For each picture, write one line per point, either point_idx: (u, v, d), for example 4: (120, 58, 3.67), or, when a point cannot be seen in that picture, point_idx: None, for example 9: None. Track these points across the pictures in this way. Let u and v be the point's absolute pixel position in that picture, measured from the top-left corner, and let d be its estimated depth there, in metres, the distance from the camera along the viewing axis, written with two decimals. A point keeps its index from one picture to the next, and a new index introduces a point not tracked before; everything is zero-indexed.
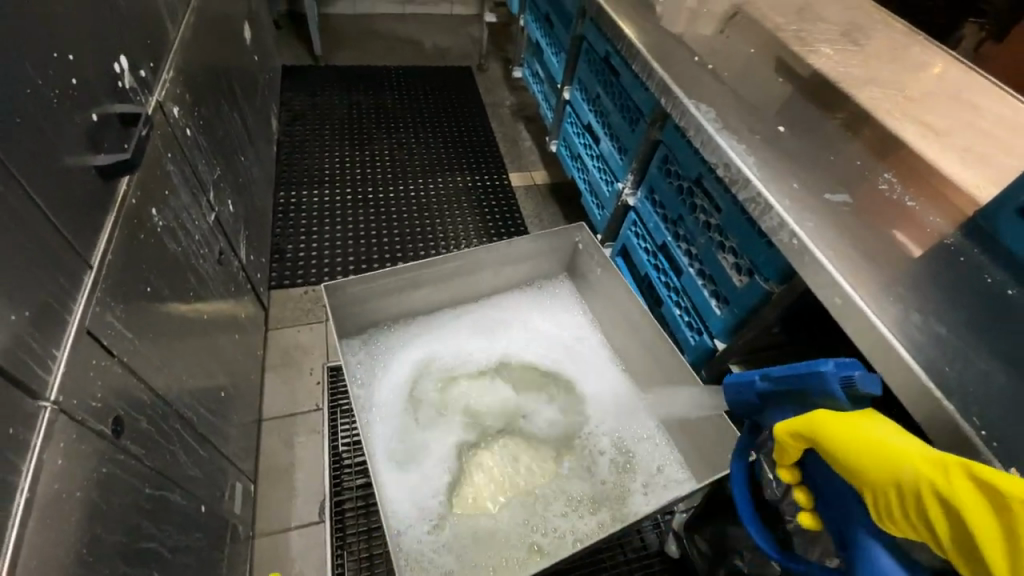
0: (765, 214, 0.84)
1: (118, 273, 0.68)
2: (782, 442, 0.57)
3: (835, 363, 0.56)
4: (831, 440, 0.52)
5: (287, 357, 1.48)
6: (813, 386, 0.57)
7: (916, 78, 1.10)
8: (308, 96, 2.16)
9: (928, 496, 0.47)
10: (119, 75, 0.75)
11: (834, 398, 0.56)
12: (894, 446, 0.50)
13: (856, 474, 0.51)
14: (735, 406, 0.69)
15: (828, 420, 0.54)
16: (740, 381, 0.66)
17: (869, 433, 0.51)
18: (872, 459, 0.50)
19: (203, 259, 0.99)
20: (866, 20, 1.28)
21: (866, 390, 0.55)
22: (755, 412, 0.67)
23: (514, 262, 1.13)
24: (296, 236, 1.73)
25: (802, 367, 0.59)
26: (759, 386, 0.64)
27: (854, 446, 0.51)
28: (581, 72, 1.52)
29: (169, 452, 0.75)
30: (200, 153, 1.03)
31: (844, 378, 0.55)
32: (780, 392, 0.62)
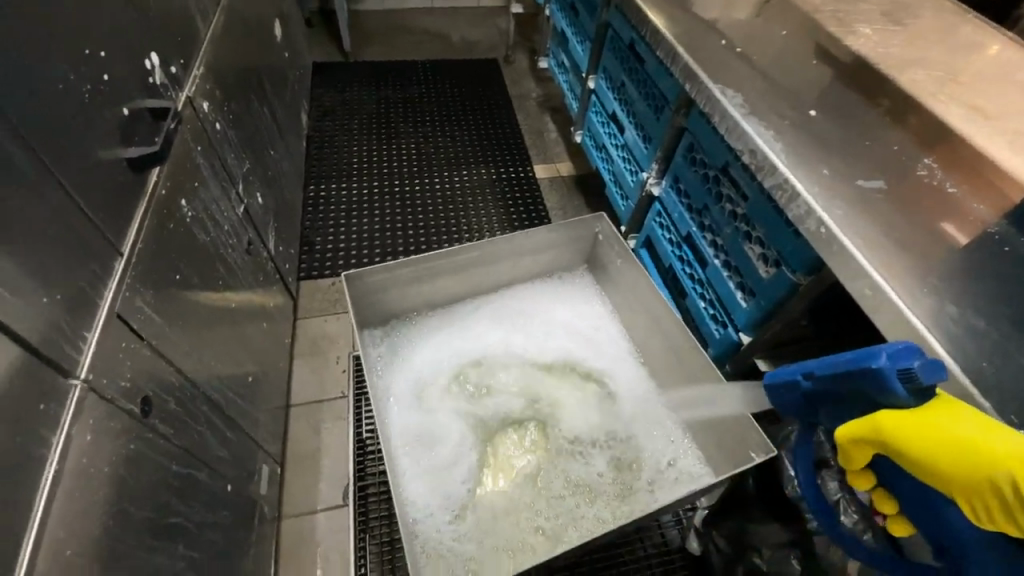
0: (791, 201, 0.81)
1: (148, 260, 0.71)
2: (846, 447, 0.52)
3: (889, 354, 0.50)
4: (904, 441, 0.48)
5: (315, 346, 1.52)
6: (867, 383, 0.51)
7: (965, 59, 1.03)
8: (337, 92, 2.20)
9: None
10: (149, 72, 0.78)
11: (894, 395, 0.50)
12: (978, 444, 0.45)
13: (938, 476, 0.47)
14: (780, 407, 0.63)
15: (894, 420, 0.49)
16: (782, 382, 0.60)
17: (946, 431, 0.47)
18: (956, 460, 0.46)
19: (232, 249, 1.03)
20: None
21: (928, 379, 0.49)
22: (803, 413, 0.61)
23: (533, 254, 1.12)
24: (325, 229, 1.77)
25: (850, 363, 0.52)
26: (804, 387, 0.58)
27: (933, 446, 0.47)
28: (606, 60, 1.49)
29: (196, 433, 0.78)
30: (229, 147, 1.06)
31: (901, 370, 0.49)
32: (828, 393, 0.56)
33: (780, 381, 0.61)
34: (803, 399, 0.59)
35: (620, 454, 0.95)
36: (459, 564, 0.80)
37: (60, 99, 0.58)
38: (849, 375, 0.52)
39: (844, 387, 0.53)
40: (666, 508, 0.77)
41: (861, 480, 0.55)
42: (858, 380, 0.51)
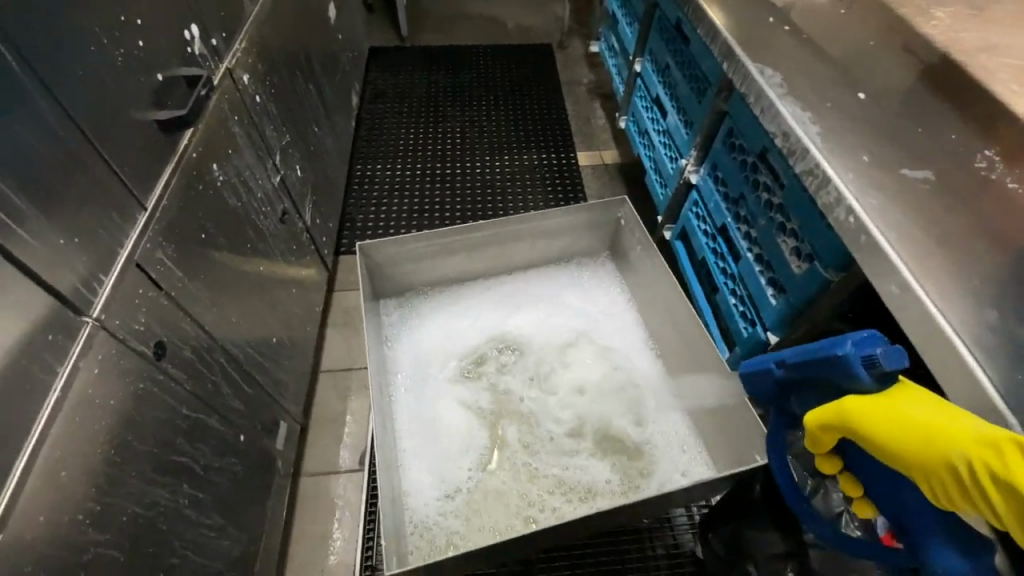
0: (822, 188, 0.74)
1: (172, 216, 0.76)
2: (815, 434, 0.54)
3: (853, 342, 0.53)
4: (865, 425, 0.50)
5: (349, 318, 1.58)
6: (834, 370, 0.54)
7: None
8: (392, 75, 2.26)
9: (981, 476, 0.43)
10: (188, 42, 0.83)
11: (858, 380, 0.52)
12: (933, 427, 0.47)
13: (901, 460, 0.48)
14: (756, 394, 0.65)
15: (858, 405, 0.51)
16: (757, 370, 0.63)
17: (904, 414, 0.49)
18: (914, 442, 0.47)
19: (266, 216, 1.09)
20: None
21: (890, 366, 0.51)
22: (778, 399, 0.64)
23: (550, 236, 1.11)
24: (367, 206, 1.83)
25: (820, 351, 0.55)
26: (777, 374, 0.60)
27: (892, 429, 0.49)
28: (652, 42, 1.43)
29: (211, 382, 0.84)
30: (269, 120, 1.12)
31: (864, 357, 0.52)
32: (800, 379, 0.58)
33: (757, 369, 0.63)
34: (777, 386, 0.62)
35: (618, 446, 0.93)
36: (444, 537, 0.83)
37: (94, 60, 0.63)
38: (818, 362, 0.55)
39: (815, 373, 0.56)
40: (657, 504, 0.74)
41: (829, 466, 0.57)
42: (826, 366, 0.54)
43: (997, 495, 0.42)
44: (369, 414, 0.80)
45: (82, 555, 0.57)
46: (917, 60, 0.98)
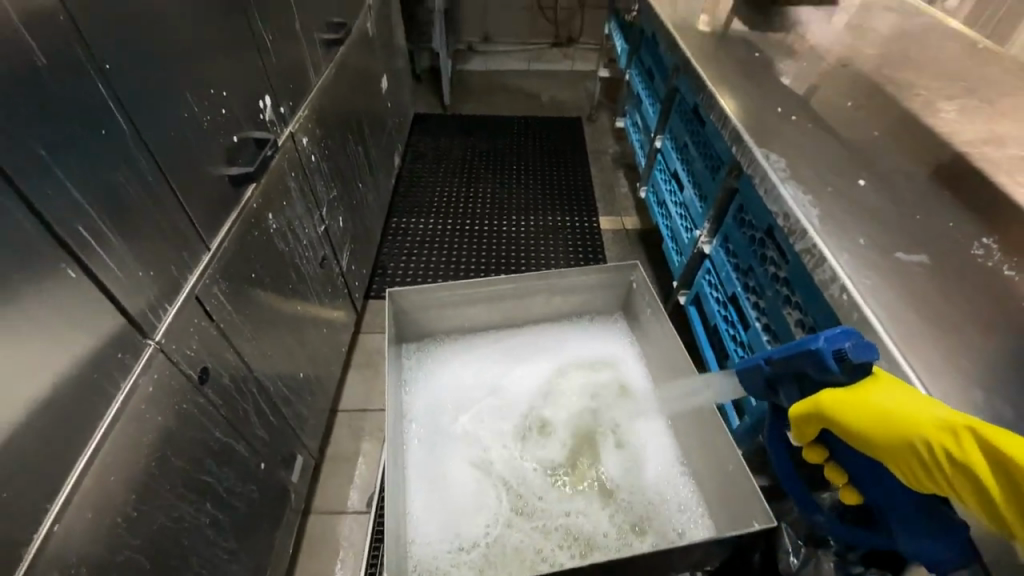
0: (819, 265, 0.80)
1: (230, 257, 0.87)
2: (799, 421, 0.61)
3: (826, 338, 0.60)
4: (841, 415, 0.56)
5: (371, 360, 1.65)
6: (809, 361, 0.61)
7: None
8: (431, 138, 2.46)
9: (938, 456, 0.48)
10: (261, 110, 0.98)
11: (828, 371, 0.59)
12: (900, 415, 0.52)
13: (872, 445, 0.53)
14: (750, 391, 0.73)
15: (835, 396, 0.57)
16: (749, 368, 0.71)
17: (875, 405, 0.54)
18: (881, 427, 0.52)
19: (308, 261, 1.19)
20: (992, 88, 1.23)
21: (858, 359, 0.58)
22: (768, 395, 0.71)
23: (565, 293, 1.17)
24: (399, 256, 1.95)
25: (801, 346, 0.63)
26: (765, 369, 0.69)
27: (862, 415, 0.54)
28: (672, 122, 1.55)
29: (242, 409, 0.91)
30: (321, 176, 1.26)
31: (835, 350, 0.59)
32: (783, 373, 0.66)
33: (749, 367, 0.71)
34: (765, 381, 0.70)
35: (625, 503, 0.94)
36: None
37: (185, 124, 0.76)
38: (798, 354, 0.63)
39: (795, 366, 0.64)
40: (655, 562, 0.75)
41: (814, 453, 0.63)
42: (804, 358, 0.62)
43: (952, 472, 0.47)
44: (385, 460, 0.85)
45: (116, 556, 0.63)
46: (919, 150, 1.05)
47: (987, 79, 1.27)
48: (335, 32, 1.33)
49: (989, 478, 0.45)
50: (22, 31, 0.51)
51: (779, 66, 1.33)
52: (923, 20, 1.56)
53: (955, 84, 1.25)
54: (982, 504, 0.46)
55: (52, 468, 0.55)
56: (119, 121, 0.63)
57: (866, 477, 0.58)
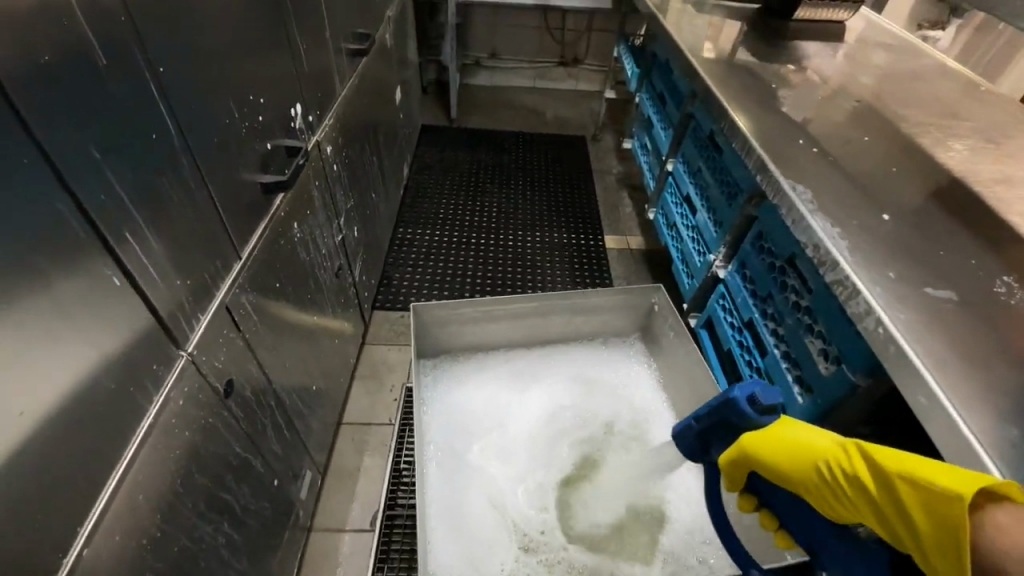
0: (852, 298, 0.81)
1: (258, 265, 0.85)
2: (730, 467, 0.73)
3: (741, 387, 0.73)
4: (759, 452, 0.68)
5: (374, 371, 1.62)
6: (730, 409, 0.73)
7: None
8: (438, 150, 2.46)
9: (837, 475, 0.61)
10: (293, 118, 0.97)
11: (746, 415, 0.71)
12: (808, 444, 0.66)
13: (789, 472, 0.66)
14: (685, 450, 0.83)
15: (754, 439, 0.70)
16: (683, 428, 0.82)
17: (787, 438, 0.68)
18: (792, 458, 0.66)
19: (325, 270, 1.17)
20: (999, 125, 1.28)
21: (766, 402, 0.71)
22: (703, 451, 0.80)
23: (586, 314, 1.17)
24: (404, 267, 1.93)
25: (720, 396, 0.75)
26: (694, 427, 0.79)
27: (776, 448, 0.67)
28: (686, 147, 1.58)
29: (260, 423, 0.88)
30: (340, 185, 1.24)
31: (749, 397, 0.72)
32: (710, 428, 0.77)
33: (682, 428, 0.82)
34: (697, 439, 0.80)
35: (642, 537, 0.94)
36: None
37: (225, 129, 0.74)
38: (721, 404, 0.74)
39: (718, 416, 0.75)
40: None
41: (743, 502, 0.77)
42: (725, 407, 0.74)
43: (850, 488, 0.60)
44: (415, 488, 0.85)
45: None
46: (937, 185, 1.07)
47: (990, 121, 1.31)
48: (360, 42, 1.32)
49: (877, 490, 0.57)
50: (84, 27, 0.49)
51: (796, 97, 1.37)
52: (924, 60, 1.62)
53: (961, 122, 1.31)
54: (878, 517, 0.57)
55: (80, 486, 0.52)
56: (167, 126, 0.62)
57: (789, 517, 0.71)
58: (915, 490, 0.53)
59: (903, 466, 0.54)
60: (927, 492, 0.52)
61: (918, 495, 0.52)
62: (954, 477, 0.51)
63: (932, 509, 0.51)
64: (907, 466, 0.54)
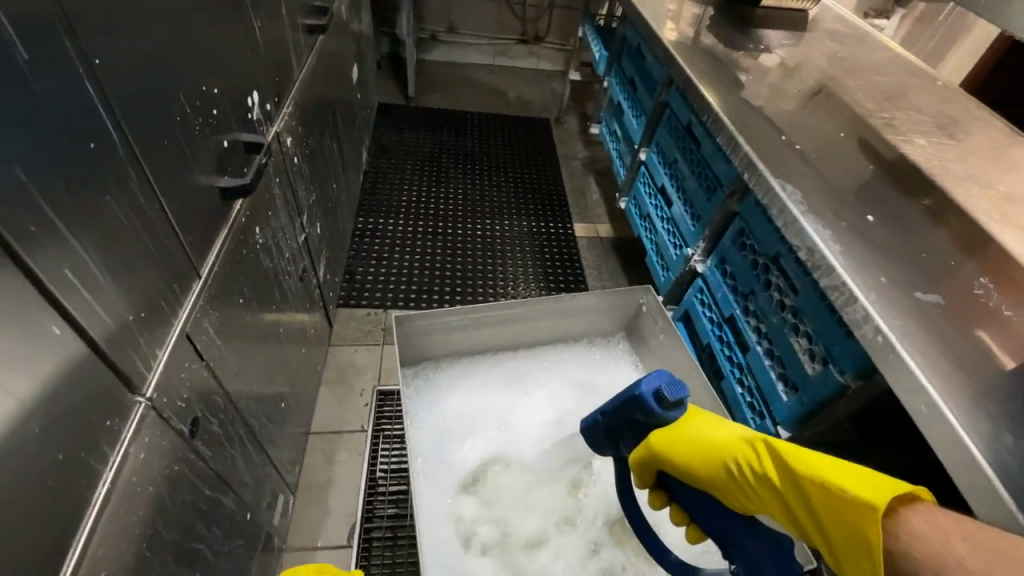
0: (849, 304, 0.82)
1: (219, 282, 0.75)
2: (638, 468, 0.73)
3: (646, 381, 0.68)
4: (669, 452, 0.68)
5: (341, 374, 1.52)
6: (636, 405, 0.68)
7: (1011, 174, 1.08)
8: (397, 132, 2.32)
9: (745, 472, 0.62)
10: (249, 108, 0.85)
11: (652, 411, 0.67)
12: (717, 443, 0.66)
13: (699, 470, 0.66)
14: (594, 445, 0.78)
15: (661, 437, 0.70)
16: (590, 424, 0.76)
17: (691, 435, 0.68)
18: (703, 456, 0.66)
19: (289, 275, 1.06)
20: (964, 114, 1.28)
21: (672, 398, 0.67)
22: (611, 447, 0.76)
23: (573, 315, 1.13)
24: (368, 260, 1.82)
25: (625, 392, 0.70)
26: (602, 424, 0.73)
27: (686, 446, 0.67)
28: (661, 137, 1.56)
29: (229, 456, 0.80)
30: (302, 179, 1.12)
31: (655, 392, 0.68)
32: (618, 424, 0.72)
33: (589, 424, 0.76)
34: (606, 435, 0.75)
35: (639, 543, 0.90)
36: None
37: (174, 127, 0.63)
38: (627, 402, 0.69)
39: (624, 414, 0.70)
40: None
41: (653, 498, 0.75)
42: (631, 404, 0.69)
43: (758, 486, 0.61)
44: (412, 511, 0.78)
45: None
46: (914, 180, 1.07)
47: (948, 115, 1.27)
48: (317, 16, 1.18)
49: (784, 490, 0.58)
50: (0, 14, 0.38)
51: (772, 86, 1.35)
52: (883, 51, 1.57)
53: (927, 112, 1.28)
54: (783, 512, 0.59)
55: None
56: (112, 137, 0.52)
57: (697, 512, 0.69)
58: (826, 495, 0.54)
59: (812, 469, 0.56)
60: (837, 498, 0.53)
61: (827, 500, 0.54)
62: (864, 484, 0.52)
63: (841, 514, 0.52)
64: (817, 468, 0.55)
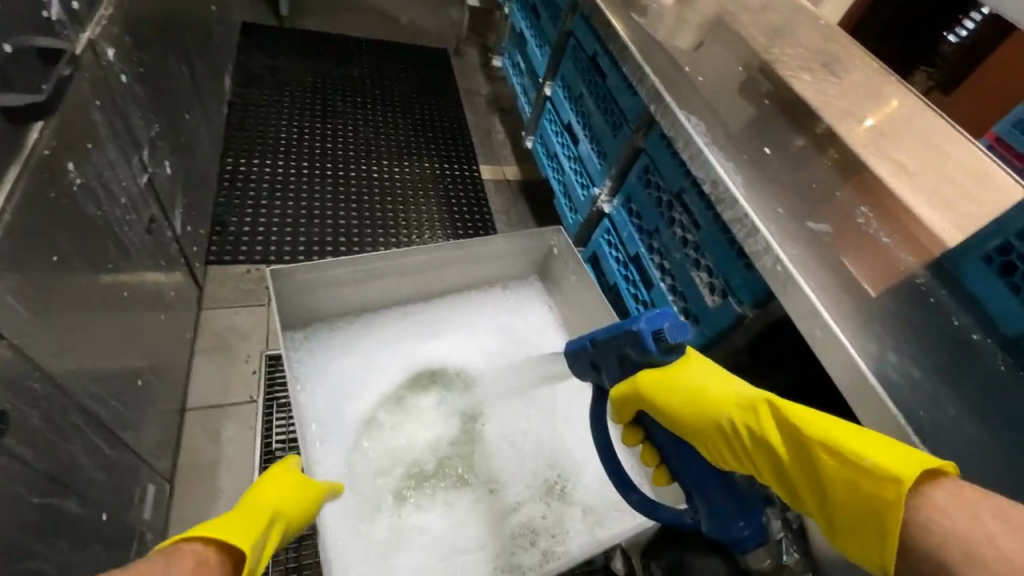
0: (750, 236, 0.83)
1: (15, 234, 0.56)
2: (619, 403, 0.69)
3: (648, 319, 0.61)
4: (657, 398, 0.65)
5: (221, 342, 1.33)
6: (631, 341, 0.62)
7: (882, 111, 1.15)
8: (268, 58, 2.00)
9: (741, 431, 0.60)
10: (45, 5, 0.63)
11: (648, 351, 0.61)
12: (713, 396, 0.63)
13: (689, 421, 0.63)
14: (575, 370, 0.73)
15: (650, 378, 0.66)
16: (576, 348, 0.70)
17: (687, 383, 0.65)
18: (696, 408, 0.63)
19: (130, 226, 0.86)
20: (843, 54, 1.33)
21: (674, 340, 0.61)
22: (593, 376, 0.71)
23: (481, 261, 1.06)
24: (242, 208, 1.58)
25: (622, 325, 0.64)
26: (590, 351, 0.68)
27: (674, 392, 0.64)
28: (565, 69, 1.48)
29: (65, 452, 0.65)
30: (136, 105, 0.90)
31: (655, 331, 0.61)
32: (605, 354, 0.66)
33: (575, 348, 0.70)
34: (590, 362, 0.69)
35: (553, 488, 0.88)
36: None
37: None
38: (623, 336, 0.63)
39: (616, 347, 0.64)
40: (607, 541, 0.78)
41: (628, 434, 0.72)
42: (625, 338, 0.63)
43: (753, 445, 0.60)
44: (300, 480, 0.69)
45: None
46: (803, 115, 1.10)
47: (829, 54, 1.32)
48: None
49: (786, 452, 0.57)
50: None
51: (673, 17, 1.32)
52: None
53: (812, 51, 1.32)
54: (777, 474, 0.59)
55: None
56: None
57: (672, 456, 0.68)
58: (841, 464, 0.52)
59: (829, 438, 0.53)
60: (855, 467, 0.51)
61: (842, 469, 0.52)
62: (888, 457, 0.50)
63: (853, 485, 0.51)
64: (835, 437, 0.53)
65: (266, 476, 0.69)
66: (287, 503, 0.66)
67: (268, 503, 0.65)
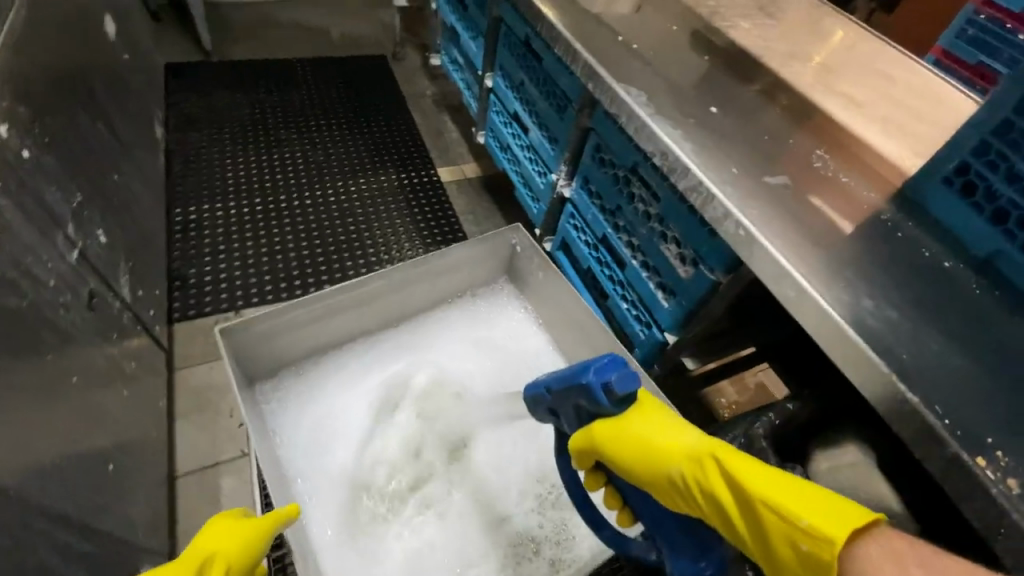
0: (708, 204, 0.80)
1: None
2: (578, 452, 0.72)
3: (596, 373, 0.64)
4: (609, 448, 0.67)
5: (200, 400, 1.29)
6: (582, 392, 0.66)
7: (825, 45, 1.11)
8: (201, 96, 1.93)
9: (688, 484, 0.61)
10: None
11: (599, 401, 0.65)
12: (662, 447, 0.65)
13: (641, 472, 0.65)
14: (533, 409, 0.77)
15: (603, 429, 0.69)
16: (535, 393, 0.73)
17: (637, 436, 0.66)
18: (646, 459, 0.65)
19: (67, 308, 0.81)
20: None
21: (621, 391, 0.64)
22: (553, 419, 0.75)
23: (444, 273, 1.02)
24: (200, 257, 1.53)
25: (574, 377, 0.67)
26: (547, 397, 0.71)
27: (625, 444, 0.66)
28: (501, 57, 1.43)
29: (33, 561, 0.62)
30: (47, 179, 0.84)
31: (603, 383, 0.64)
32: (561, 401, 0.70)
33: (533, 393, 0.73)
34: (548, 407, 0.73)
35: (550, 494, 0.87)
36: None
37: None
38: (575, 388, 0.66)
39: (570, 396, 0.68)
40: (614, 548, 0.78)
41: (590, 479, 0.75)
42: (577, 390, 0.66)
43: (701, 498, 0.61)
44: (236, 526, 0.68)
45: None
46: (746, 65, 1.06)
47: None
48: None
49: (730, 505, 0.58)
50: None
51: None
52: None
53: None
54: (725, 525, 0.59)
55: None
56: None
57: (633, 498, 0.71)
58: (778, 520, 0.53)
59: (766, 495, 0.54)
60: (790, 525, 0.52)
61: (779, 525, 0.53)
62: (822, 513, 0.51)
63: (790, 541, 0.52)
64: (771, 495, 0.54)
65: (215, 520, 0.70)
66: (226, 545, 0.66)
67: (208, 546, 0.66)
